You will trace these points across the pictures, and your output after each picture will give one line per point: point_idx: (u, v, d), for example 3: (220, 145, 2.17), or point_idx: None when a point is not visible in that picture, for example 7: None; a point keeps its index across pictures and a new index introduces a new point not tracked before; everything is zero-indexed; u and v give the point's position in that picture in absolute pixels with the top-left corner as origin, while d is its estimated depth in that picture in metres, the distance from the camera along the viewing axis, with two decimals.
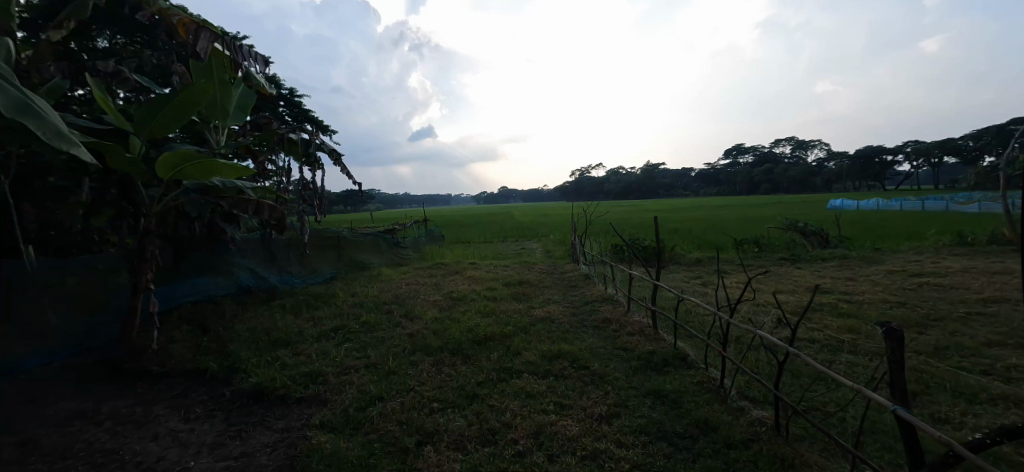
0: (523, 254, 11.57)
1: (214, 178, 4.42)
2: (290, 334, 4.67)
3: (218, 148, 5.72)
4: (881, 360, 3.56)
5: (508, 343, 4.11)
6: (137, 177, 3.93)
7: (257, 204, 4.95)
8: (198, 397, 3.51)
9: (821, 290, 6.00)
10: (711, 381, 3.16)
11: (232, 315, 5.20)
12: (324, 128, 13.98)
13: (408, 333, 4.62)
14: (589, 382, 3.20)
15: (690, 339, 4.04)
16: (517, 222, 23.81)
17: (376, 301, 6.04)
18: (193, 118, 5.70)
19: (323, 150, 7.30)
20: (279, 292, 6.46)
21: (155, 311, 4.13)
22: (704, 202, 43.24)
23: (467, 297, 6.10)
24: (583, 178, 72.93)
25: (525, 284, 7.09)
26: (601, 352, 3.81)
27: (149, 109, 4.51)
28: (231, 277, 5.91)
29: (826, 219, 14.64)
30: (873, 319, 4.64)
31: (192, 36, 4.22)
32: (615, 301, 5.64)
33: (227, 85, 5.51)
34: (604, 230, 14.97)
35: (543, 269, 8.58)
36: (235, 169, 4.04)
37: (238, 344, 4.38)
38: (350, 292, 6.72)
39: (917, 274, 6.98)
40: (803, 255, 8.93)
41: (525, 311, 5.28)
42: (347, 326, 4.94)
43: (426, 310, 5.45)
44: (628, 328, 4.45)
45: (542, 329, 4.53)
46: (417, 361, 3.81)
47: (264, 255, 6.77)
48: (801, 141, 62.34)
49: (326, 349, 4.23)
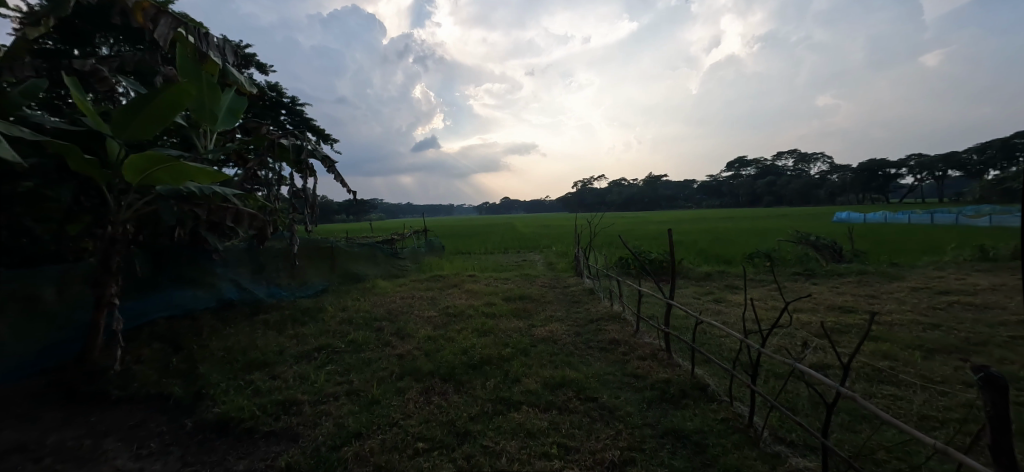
0: (524, 266, 11.18)
1: (189, 183, 4.04)
2: (269, 354, 4.28)
3: (205, 153, 5.43)
4: (929, 394, 3.13)
5: (506, 368, 3.71)
6: (102, 182, 3.59)
7: (236, 213, 4.61)
8: (157, 429, 3.11)
9: (845, 310, 5.57)
10: (738, 419, 2.75)
11: (210, 332, 4.82)
12: (325, 136, 13.79)
13: (397, 354, 4.22)
14: (598, 418, 2.80)
15: (708, 367, 3.64)
16: (519, 233, 23.41)
17: (367, 317, 5.64)
18: (179, 122, 5.42)
19: (316, 157, 6.98)
20: (265, 306, 6.09)
21: (119, 329, 3.76)
22: (706, 214, 42.88)
23: (464, 313, 5.71)
24: (585, 189, 72.82)
25: (526, 299, 6.69)
26: (610, 380, 3.41)
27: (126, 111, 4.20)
28: (213, 290, 5.55)
29: (837, 232, 14.20)
30: (908, 343, 4.21)
31: (151, 22, 4.01)
32: (622, 319, 5.25)
33: (218, 87, 5.22)
34: (608, 242, 14.61)
35: (545, 283, 8.19)
36: (208, 173, 3.70)
37: (210, 365, 3.99)
38: (340, 306, 6.34)
39: (944, 292, 6.54)
40: (817, 270, 8.50)
41: (525, 330, 4.89)
42: (332, 345, 4.55)
43: (419, 328, 5.06)
44: (638, 351, 4.05)
45: (544, 351, 4.13)
46: (404, 389, 3.41)
47: (250, 267, 6.41)
48: (804, 154, 62.15)
49: (306, 372, 3.83)
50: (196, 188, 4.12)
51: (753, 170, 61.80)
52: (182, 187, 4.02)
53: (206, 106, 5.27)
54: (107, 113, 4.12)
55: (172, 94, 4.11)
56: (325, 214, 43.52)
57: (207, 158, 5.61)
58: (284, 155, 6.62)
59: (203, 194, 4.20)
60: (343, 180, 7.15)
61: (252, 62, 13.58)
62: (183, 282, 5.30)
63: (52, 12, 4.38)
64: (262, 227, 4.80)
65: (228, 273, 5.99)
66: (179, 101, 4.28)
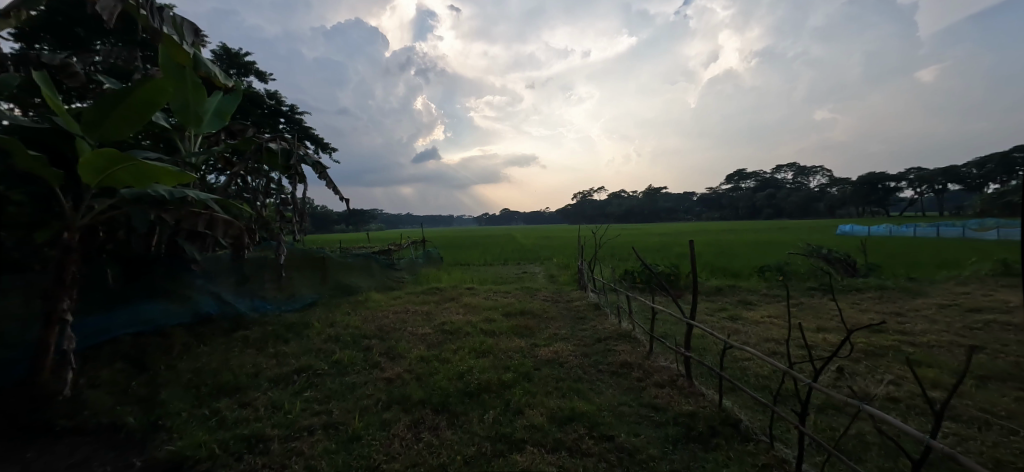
0: (524, 279, 10.76)
1: (156, 188, 3.65)
2: (242, 377, 3.84)
3: (188, 157, 5.06)
4: (998, 434, 2.69)
5: (506, 396, 3.28)
6: (56, 183, 3.19)
7: (209, 218, 4.15)
8: (99, 469, 2.65)
9: (874, 329, 5.14)
10: (783, 466, 2.32)
11: (182, 352, 4.39)
12: (325, 145, 13.53)
13: (385, 378, 3.79)
14: (616, 464, 2.37)
15: (738, 399, 3.20)
16: (518, 244, 23.05)
17: (355, 334, 5.20)
18: (159, 123, 5.11)
19: (307, 163, 6.58)
20: (247, 321, 5.65)
21: (70, 349, 3.32)
22: (706, 226, 42.50)
23: (461, 330, 5.27)
24: (585, 201, 72.78)
25: (529, 314, 6.27)
26: (626, 413, 2.98)
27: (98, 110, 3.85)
28: (189, 303, 5.14)
29: (847, 245, 13.78)
30: (955, 370, 3.77)
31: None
32: (633, 339, 4.83)
33: (204, 87, 4.90)
34: (611, 255, 14.20)
35: (547, 297, 7.76)
36: (175, 173, 3.29)
37: (175, 390, 3.56)
38: (328, 321, 5.90)
39: (976, 309, 6.11)
40: (834, 284, 8.07)
41: (528, 350, 4.46)
42: (314, 366, 4.11)
43: (412, 348, 4.62)
44: (654, 377, 3.63)
45: (549, 376, 3.70)
46: (390, 421, 2.97)
47: (233, 278, 6.00)
48: (802, 167, 62.17)
49: (280, 399, 3.39)
50: (164, 192, 3.63)
51: (753, 183, 61.71)
52: (148, 190, 3.57)
53: (189, 106, 4.92)
54: (78, 109, 3.75)
55: (147, 89, 3.73)
56: (325, 225, 43.29)
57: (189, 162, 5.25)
58: (272, 160, 6.25)
59: (173, 199, 3.74)
60: (336, 188, 6.79)
61: (252, 70, 13.46)
62: (156, 295, 4.88)
63: (24, 4, 4.08)
64: (237, 234, 4.47)
65: (208, 285, 5.57)
66: (154, 98, 3.90)
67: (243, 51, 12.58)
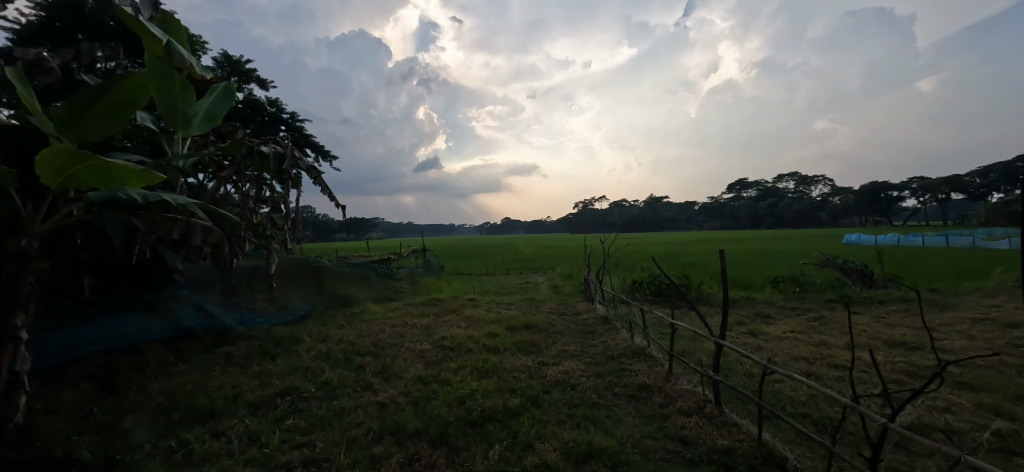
0: (528, 289, 10.38)
1: (128, 192, 3.30)
2: (219, 402, 3.46)
3: (174, 160, 4.75)
4: None
5: (513, 426, 2.89)
6: (9, 185, 2.85)
7: (187, 224, 3.57)
8: None
9: (911, 347, 4.74)
10: None
11: (157, 371, 4.03)
12: (325, 153, 13.27)
13: (377, 402, 3.41)
14: None
15: (778, 431, 2.82)
16: (519, 253, 22.61)
17: (349, 350, 4.82)
18: (146, 125, 4.77)
19: (301, 168, 6.24)
20: (233, 335, 5.29)
21: (23, 372, 2.96)
22: (709, 235, 41.98)
23: (462, 346, 4.90)
24: (586, 210, 72.56)
25: (534, 328, 5.88)
26: (652, 448, 2.59)
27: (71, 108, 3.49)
28: (169, 316, 4.80)
29: (860, 254, 13.35)
30: (1015, 394, 3.37)
31: None
32: (649, 356, 4.44)
33: (192, 85, 4.70)
34: (617, 265, 13.80)
35: (553, 309, 7.37)
36: (139, 173, 2.98)
37: (143, 418, 3.18)
38: (321, 335, 5.52)
39: (1014, 325, 5.68)
40: (854, 296, 7.67)
41: (535, 369, 4.08)
42: (300, 387, 3.73)
43: (409, 366, 4.24)
44: (678, 403, 3.24)
45: (559, 401, 3.31)
46: (382, 458, 2.59)
47: (220, 290, 5.66)
48: (804, 176, 61.77)
49: (258, 429, 3.01)
50: (138, 195, 3.37)
51: (755, 192, 61.35)
52: (119, 192, 3.29)
53: (177, 106, 4.67)
54: (51, 108, 3.43)
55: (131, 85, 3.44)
56: (326, 234, 43.09)
57: (176, 166, 4.93)
58: (264, 165, 5.90)
59: (147, 203, 3.44)
60: (333, 195, 6.44)
61: (253, 77, 13.26)
62: (134, 309, 4.57)
63: None
64: (218, 243, 3.84)
65: (192, 297, 5.22)
66: (136, 95, 3.60)
67: (241, 57, 12.38)
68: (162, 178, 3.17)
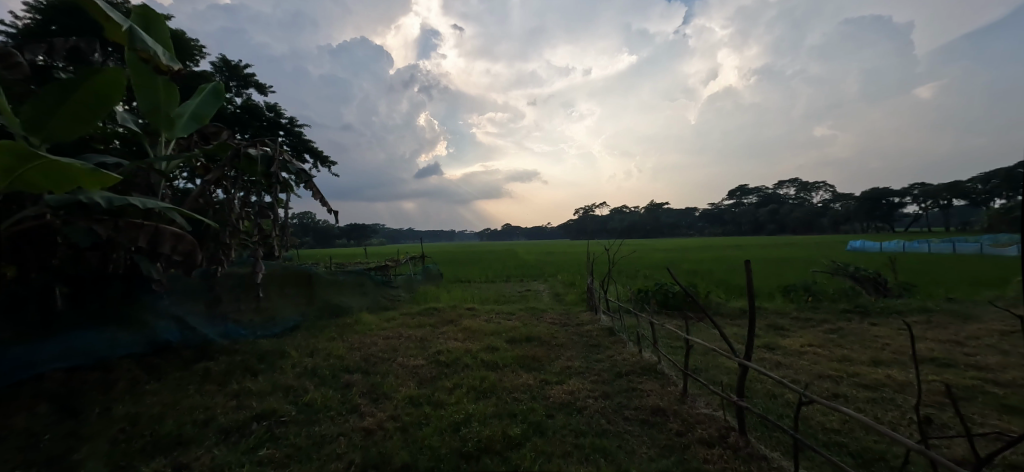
0: (528, 297, 10.04)
1: (94, 195, 3.03)
2: (188, 428, 3.13)
3: (156, 163, 4.48)
4: None
5: (514, 460, 2.55)
6: None
7: (154, 231, 3.28)
8: None
9: (942, 364, 4.39)
10: None
11: (125, 391, 3.69)
12: (323, 158, 13.03)
13: (363, 428, 3.08)
14: None
15: (814, 466, 2.49)
16: (519, 260, 22.26)
17: (337, 366, 4.49)
18: (126, 126, 4.49)
19: (290, 171, 5.93)
20: (214, 349, 4.96)
21: None
22: (711, 243, 41.58)
23: (457, 362, 4.57)
24: (586, 216, 72.30)
25: (535, 341, 5.55)
26: None
27: (40, 107, 3.16)
28: (144, 330, 4.48)
29: (870, 261, 13.00)
30: None
31: None
32: (660, 374, 4.11)
33: (175, 86, 4.36)
34: (620, 273, 13.46)
35: (555, 319, 7.04)
36: (94, 175, 2.73)
37: (99, 447, 2.84)
38: (308, 349, 5.18)
39: None
40: (870, 306, 7.32)
41: (537, 388, 3.75)
42: (280, 410, 3.40)
43: (400, 385, 3.91)
44: (698, 431, 2.89)
45: (565, 429, 2.98)
46: None
47: (203, 300, 5.35)
48: (805, 182, 61.42)
49: (226, 461, 2.68)
50: (101, 198, 3.07)
51: (756, 198, 61.09)
52: (80, 196, 2.99)
53: (159, 106, 4.37)
54: (16, 106, 3.11)
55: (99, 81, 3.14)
56: (326, 240, 42.79)
57: (158, 170, 4.66)
58: (251, 168, 5.61)
59: (112, 207, 3.14)
60: (325, 200, 6.15)
61: (252, 83, 13.10)
62: (107, 322, 4.26)
63: None
64: (189, 252, 3.53)
65: (172, 308, 4.91)
66: (107, 92, 3.30)
67: (238, 62, 12.16)
68: (119, 178, 2.85)
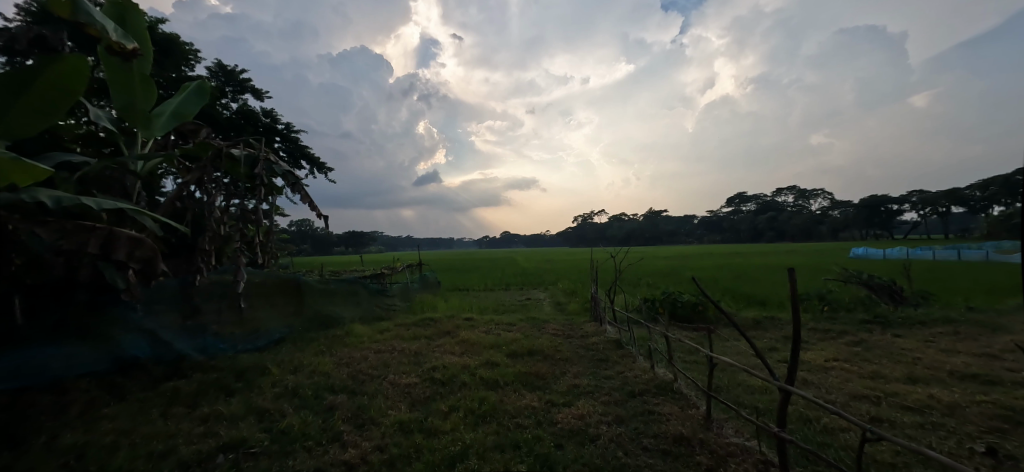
0: (528, 307, 9.65)
1: (41, 196, 2.64)
2: (141, 461, 2.72)
3: (131, 164, 4.08)
4: None
5: None
6: None
7: (108, 233, 2.90)
8: None
9: (988, 382, 4.00)
10: None
11: (78, 417, 3.28)
12: (319, 164, 12.68)
13: (343, 463, 2.65)
14: None
15: None
16: (518, 268, 21.87)
17: (321, 385, 4.07)
18: (100, 124, 4.09)
19: (277, 173, 5.54)
20: (188, 365, 4.56)
21: None
22: (711, 251, 41.24)
23: (454, 380, 4.15)
24: (586, 224, 72.06)
25: (537, 355, 5.16)
26: None
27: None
28: (109, 345, 4.09)
29: (880, 269, 12.63)
30: None
31: None
32: (678, 394, 3.71)
33: (153, 80, 3.90)
34: (623, 281, 13.08)
35: (558, 331, 6.64)
36: (20, 167, 2.32)
37: None
38: (292, 364, 4.77)
39: None
40: (890, 316, 6.94)
41: (541, 411, 3.36)
42: (252, 439, 2.98)
43: (389, 408, 3.49)
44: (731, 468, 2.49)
45: (576, 464, 2.56)
46: None
47: (179, 312, 4.95)
48: (804, 189, 61.44)
49: None
50: (48, 197, 2.67)
51: (755, 205, 60.98)
52: (22, 194, 2.59)
53: (135, 102, 3.91)
54: None
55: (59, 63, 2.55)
56: (324, 248, 42.37)
57: (136, 173, 4.27)
58: (234, 169, 5.22)
59: (61, 207, 2.74)
60: (314, 205, 5.76)
61: (248, 88, 12.87)
62: (68, 337, 3.87)
63: None
64: (149, 258, 3.14)
65: (144, 321, 4.50)
66: (69, 82, 2.68)
67: (232, 67, 11.90)
68: (52, 174, 2.47)
